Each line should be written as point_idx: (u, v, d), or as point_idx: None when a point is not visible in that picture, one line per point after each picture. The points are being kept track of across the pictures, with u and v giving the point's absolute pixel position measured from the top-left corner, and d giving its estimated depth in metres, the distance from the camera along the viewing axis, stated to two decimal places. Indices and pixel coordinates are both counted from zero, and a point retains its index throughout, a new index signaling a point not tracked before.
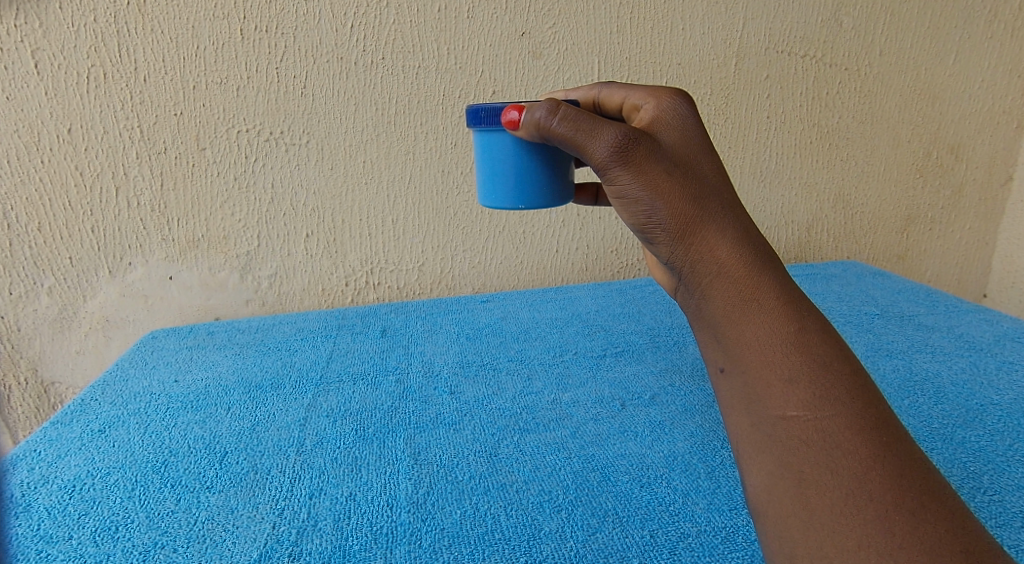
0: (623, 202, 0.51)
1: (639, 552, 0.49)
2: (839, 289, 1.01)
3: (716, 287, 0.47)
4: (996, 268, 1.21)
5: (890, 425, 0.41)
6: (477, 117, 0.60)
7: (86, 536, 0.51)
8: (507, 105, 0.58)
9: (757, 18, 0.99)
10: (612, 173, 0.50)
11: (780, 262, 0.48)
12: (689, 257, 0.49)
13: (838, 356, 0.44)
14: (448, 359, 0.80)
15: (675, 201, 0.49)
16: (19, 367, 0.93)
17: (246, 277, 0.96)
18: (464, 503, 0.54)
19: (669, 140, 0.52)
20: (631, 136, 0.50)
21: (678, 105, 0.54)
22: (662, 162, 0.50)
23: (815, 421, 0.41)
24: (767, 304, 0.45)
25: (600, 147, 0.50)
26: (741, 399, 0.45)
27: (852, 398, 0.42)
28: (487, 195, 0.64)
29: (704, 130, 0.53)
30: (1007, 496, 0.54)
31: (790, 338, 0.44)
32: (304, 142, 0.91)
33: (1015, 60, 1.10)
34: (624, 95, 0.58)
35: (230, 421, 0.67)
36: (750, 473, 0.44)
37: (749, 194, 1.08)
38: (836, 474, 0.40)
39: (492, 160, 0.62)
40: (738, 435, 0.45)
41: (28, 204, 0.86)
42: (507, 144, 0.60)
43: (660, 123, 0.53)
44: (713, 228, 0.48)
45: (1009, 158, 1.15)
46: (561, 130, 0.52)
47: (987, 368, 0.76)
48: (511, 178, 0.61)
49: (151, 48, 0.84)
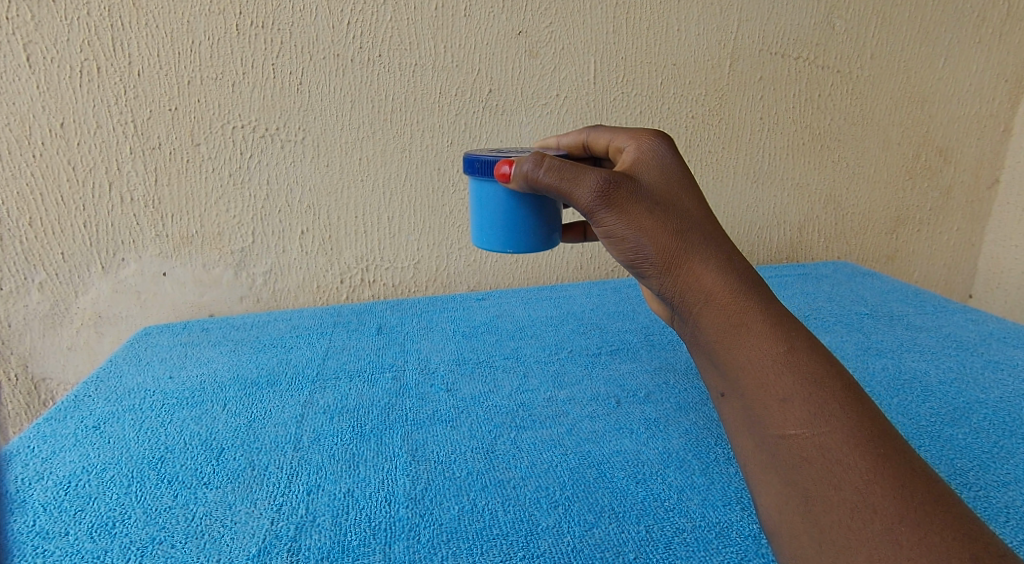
0: (610, 242, 0.54)
1: (635, 548, 0.50)
2: (830, 289, 1.02)
3: (705, 315, 0.49)
4: (982, 269, 1.23)
5: (887, 437, 0.42)
6: (471, 166, 0.62)
7: (82, 532, 0.51)
8: (497, 159, 0.60)
9: (751, 20, 1.00)
10: (598, 216, 0.52)
11: (766, 285, 0.49)
12: (677, 287, 0.51)
13: (830, 372, 0.45)
14: (444, 357, 0.80)
15: (658, 235, 0.51)
16: (10, 363, 0.92)
17: (241, 274, 0.96)
18: (462, 499, 0.55)
19: (649, 179, 0.54)
20: (612, 180, 0.52)
21: (656, 146, 0.58)
22: (643, 200, 0.52)
23: (813, 437, 0.42)
24: (756, 328, 0.47)
25: (585, 193, 0.52)
26: (743, 421, 0.46)
27: (846, 413, 0.43)
28: (478, 236, 0.65)
29: (679, 167, 0.56)
30: (993, 492, 0.56)
31: (780, 358, 0.45)
32: (300, 139, 0.91)
33: (1002, 65, 1.12)
34: (610, 139, 0.64)
35: (226, 417, 0.67)
36: (760, 495, 0.44)
37: (742, 194, 1.09)
38: (839, 489, 0.41)
39: (485, 205, 0.63)
40: (744, 456, 0.46)
41: (20, 198, 0.85)
42: (499, 192, 0.62)
43: (640, 163, 0.56)
44: (697, 257, 0.50)
45: (996, 161, 1.17)
46: (547, 181, 0.54)
47: (974, 367, 0.77)
48: (501, 224, 0.63)
49: (146, 42, 0.83)
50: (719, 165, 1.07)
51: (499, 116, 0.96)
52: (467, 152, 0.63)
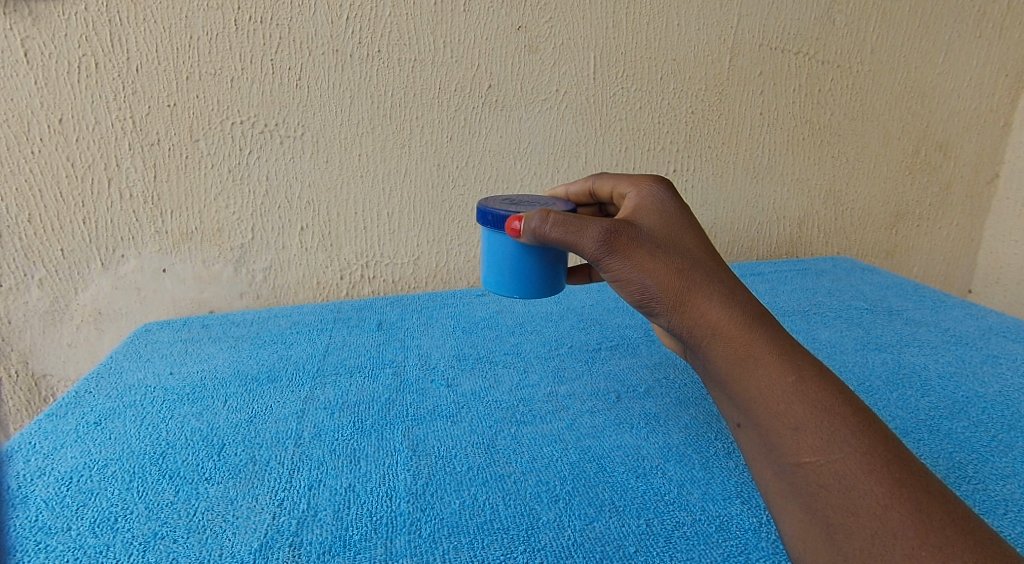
0: (618, 285, 0.56)
1: (636, 541, 0.50)
2: (829, 284, 1.03)
3: (715, 349, 0.51)
4: (981, 264, 1.23)
5: (901, 460, 0.44)
6: (484, 218, 0.65)
7: (85, 527, 0.52)
8: (507, 214, 0.62)
9: (752, 14, 1.00)
10: (604, 262, 0.55)
11: (769, 317, 0.52)
12: (684, 323, 0.53)
13: (839, 398, 0.47)
14: (445, 352, 0.80)
15: (662, 276, 0.53)
16: (11, 359, 0.92)
17: (241, 270, 0.96)
18: (463, 494, 0.55)
19: (649, 224, 0.57)
20: (613, 229, 0.54)
21: (656, 192, 0.61)
22: (644, 245, 0.55)
23: (827, 465, 0.44)
24: (764, 358, 0.49)
25: (589, 243, 0.54)
26: (762, 450, 0.48)
27: (857, 438, 0.44)
28: (489, 281, 0.68)
29: (679, 211, 0.59)
30: (992, 485, 0.56)
31: (790, 388, 0.47)
32: (299, 135, 0.91)
33: (1003, 60, 1.12)
34: (613, 185, 0.67)
35: (227, 413, 0.67)
36: (785, 521, 0.46)
37: (742, 189, 1.09)
38: (858, 515, 0.42)
39: (496, 254, 0.66)
40: (766, 484, 0.48)
41: (19, 194, 0.85)
42: (508, 247, 0.64)
43: (641, 208, 0.60)
44: (700, 294, 0.53)
45: (995, 156, 1.17)
46: (554, 236, 0.56)
47: (973, 361, 0.77)
48: (511, 273, 0.66)
49: (144, 37, 0.83)
50: (719, 160, 1.07)
51: (499, 112, 0.96)
52: (480, 205, 0.66)
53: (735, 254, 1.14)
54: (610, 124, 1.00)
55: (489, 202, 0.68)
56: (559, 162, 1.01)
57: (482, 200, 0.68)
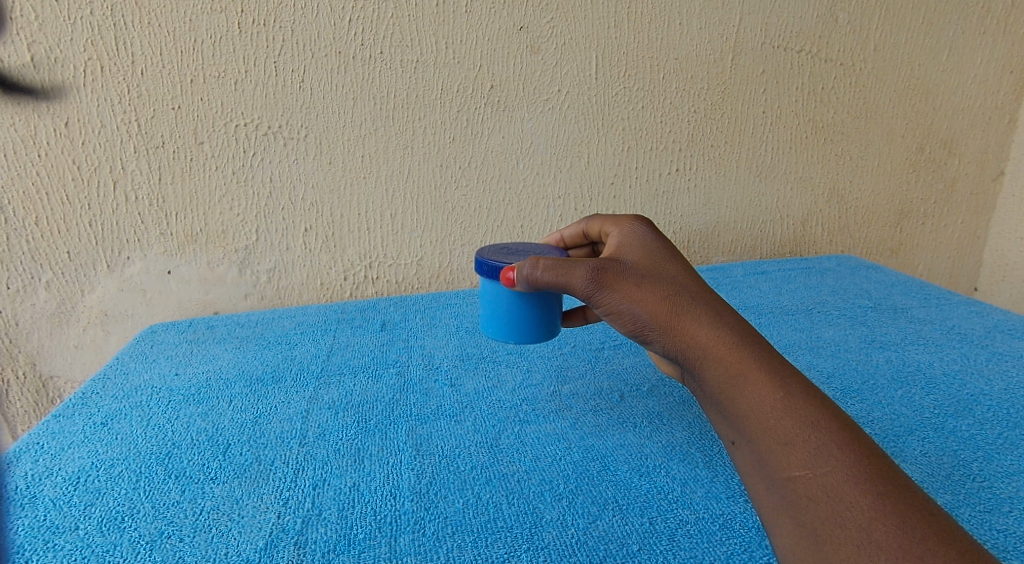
0: (612, 317, 0.57)
1: (639, 539, 0.50)
2: (834, 283, 1.02)
3: (707, 368, 0.51)
4: (989, 262, 1.23)
5: (887, 474, 0.44)
6: (482, 269, 0.65)
7: (92, 526, 0.52)
8: (503, 264, 0.63)
9: (754, 13, 1.00)
10: (596, 297, 0.57)
11: (758, 335, 0.52)
12: (676, 346, 0.54)
13: (827, 412, 0.47)
14: (448, 352, 0.80)
15: (651, 304, 0.55)
16: (18, 361, 0.92)
17: (245, 272, 0.97)
18: (466, 493, 0.55)
19: (633, 257, 0.59)
20: (599, 265, 0.56)
21: (637, 228, 0.63)
22: (631, 276, 0.56)
23: (815, 477, 0.44)
24: (754, 376, 0.49)
25: (579, 281, 0.57)
26: (754, 465, 0.48)
27: (844, 452, 0.44)
28: (487, 327, 0.69)
29: (658, 244, 0.61)
30: (996, 483, 0.56)
31: (778, 405, 0.47)
32: (302, 136, 0.91)
33: (1008, 56, 1.11)
34: (598, 226, 0.69)
35: (232, 413, 0.68)
36: (777, 536, 0.45)
37: (745, 189, 1.09)
38: (844, 526, 0.42)
39: (495, 302, 0.66)
40: (758, 498, 0.47)
41: (26, 197, 0.86)
42: (507, 291, 0.65)
43: (624, 244, 0.61)
44: (688, 317, 0.53)
45: (1001, 152, 1.17)
46: (546, 279, 0.58)
47: (978, 359, 0.77)
48: (507, 320, 0.66)
49: (149, 41, 0.83)
50: (722, 160, 1.07)
51: (501, 112, 0.96)
52: (478, 255, 0.66)
53: (738, 252, 1.14)
54: (613, 124, 1.00)
55: (486, 250, 0.68)
56: (562, 162, 1.01)
57: (480, 249, 0.69)
